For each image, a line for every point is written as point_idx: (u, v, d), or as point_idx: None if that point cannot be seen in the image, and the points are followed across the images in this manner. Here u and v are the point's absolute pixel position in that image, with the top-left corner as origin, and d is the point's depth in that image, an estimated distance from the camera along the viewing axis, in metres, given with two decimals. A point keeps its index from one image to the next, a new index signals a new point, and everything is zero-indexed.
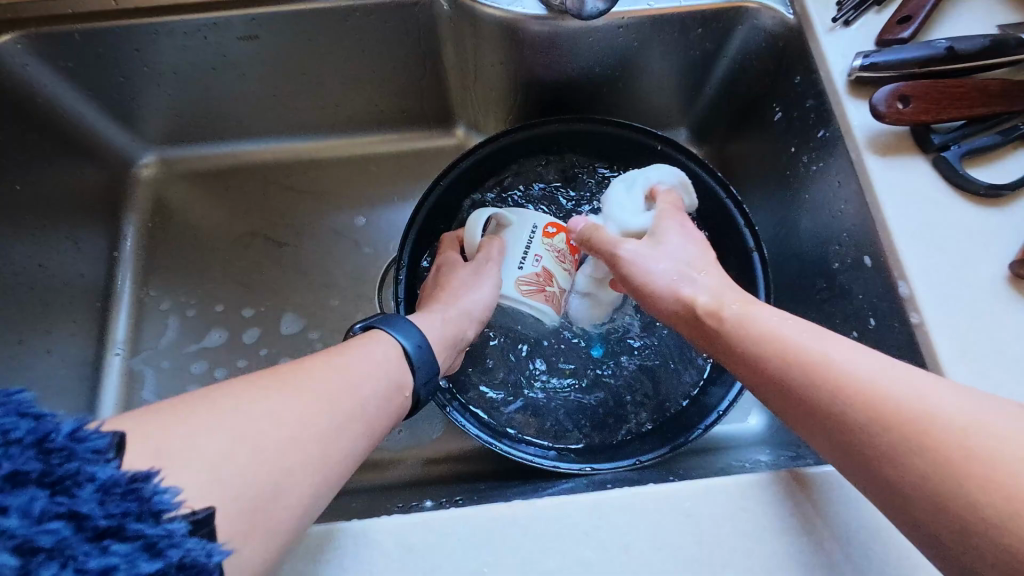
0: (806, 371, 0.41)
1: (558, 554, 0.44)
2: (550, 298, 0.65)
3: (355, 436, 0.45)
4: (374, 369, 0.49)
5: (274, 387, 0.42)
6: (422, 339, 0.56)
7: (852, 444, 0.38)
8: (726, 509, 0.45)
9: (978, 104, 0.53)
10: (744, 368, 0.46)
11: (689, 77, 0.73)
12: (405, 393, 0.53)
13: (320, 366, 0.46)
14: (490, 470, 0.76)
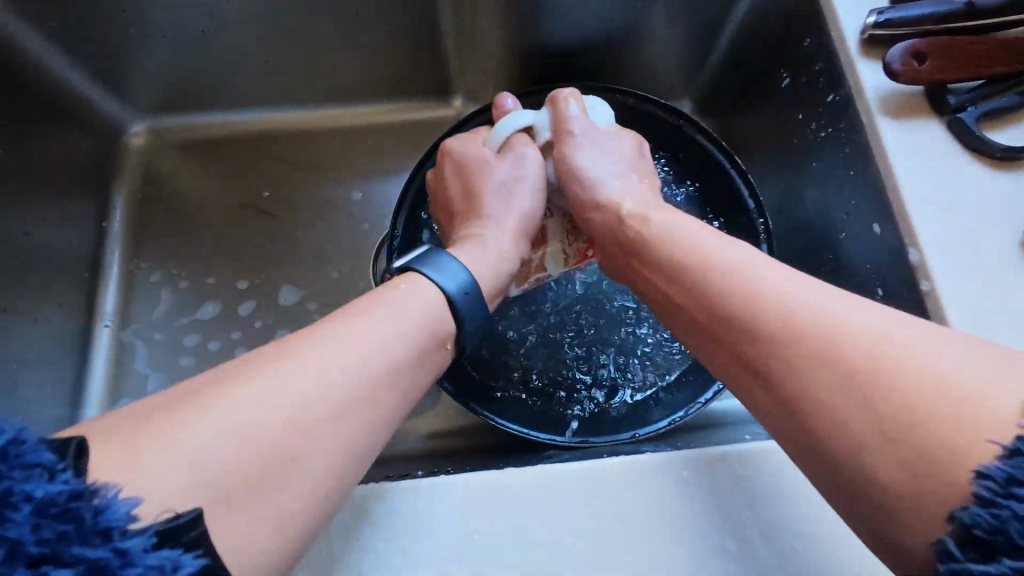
0: (789, 335, 0.36)
1: (552, 522, 0.40)
2: (524, 260, 0.61)
3: (390, 401, 0.40)
4: (390, 323, 0.42)
5: (266, 370, 0.36)
6: (471, 287, 0.48)
7: (808, 413, 0.34)
8: (720, 479, 0.41)
9: (995, 63, 0.49)
10: (709, 323, 0.41)
11: (695, 40, 0.68)
12: (447, 347, 0.46)
13: (333, 337, 0.39)
14: (486, 444, 0.64)
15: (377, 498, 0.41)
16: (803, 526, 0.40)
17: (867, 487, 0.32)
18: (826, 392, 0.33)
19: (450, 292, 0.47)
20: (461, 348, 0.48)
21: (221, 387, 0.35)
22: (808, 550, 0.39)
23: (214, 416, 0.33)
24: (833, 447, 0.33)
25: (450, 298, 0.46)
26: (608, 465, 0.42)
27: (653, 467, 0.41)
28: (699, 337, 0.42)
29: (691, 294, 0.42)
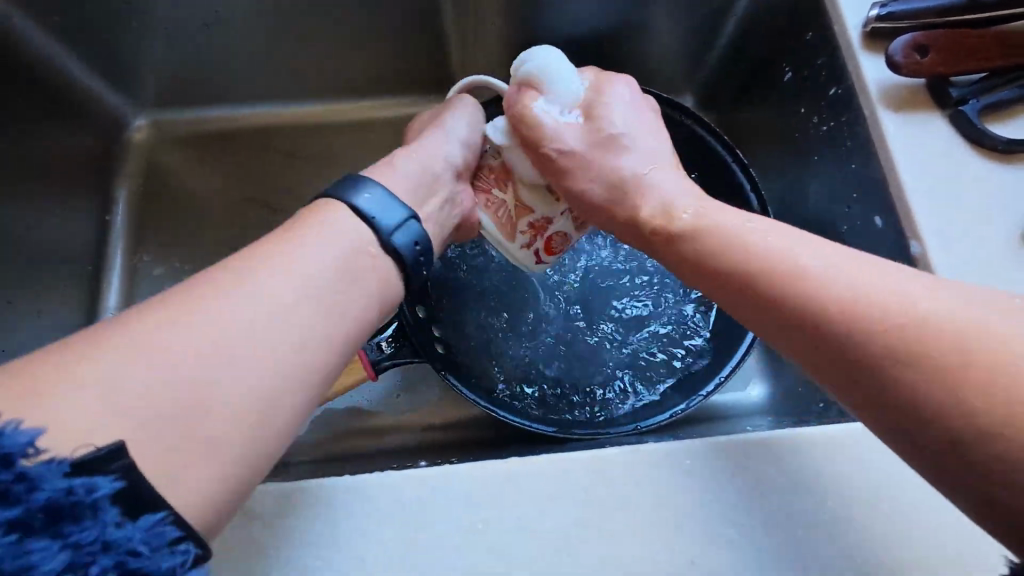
0: (845, 311, 0.32)
1: (557, 512, 0.40)
2: (500, 211, 0.50)
3: (316, 313, 0.37)
4: (290, 257, 0.37)
5: (157, 317, 0.33)
6: (373, 188, 0.43)
7: (888, 391, 0.31)
8: (721, 469, 0.41)
9: (996, 55, 0.49)
10: (747, 302, 0.37)
11: (697, 33, 0.68)
12: (372, 252, 0.41)
13: (231, 264, 0.36)
14: (487, 437, 0.65)
15: (380, 485, 0.41)
16: (804, 515, 0.40)
17: (987, 479, 0.29)
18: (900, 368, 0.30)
19: (352, 198, 0.42)
20: (393, 250, 0.42)
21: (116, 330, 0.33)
22: (807, 536, 0.39)
23: (111, 351, 0.31)
24: (924, 421, 0.30)
25: (353, 204, 0.42)
26: (610, 454, 0.42)
27: (655, 456, 0.42)
28: (737, 313, 0.38)
29: (718, 274, 0.38)
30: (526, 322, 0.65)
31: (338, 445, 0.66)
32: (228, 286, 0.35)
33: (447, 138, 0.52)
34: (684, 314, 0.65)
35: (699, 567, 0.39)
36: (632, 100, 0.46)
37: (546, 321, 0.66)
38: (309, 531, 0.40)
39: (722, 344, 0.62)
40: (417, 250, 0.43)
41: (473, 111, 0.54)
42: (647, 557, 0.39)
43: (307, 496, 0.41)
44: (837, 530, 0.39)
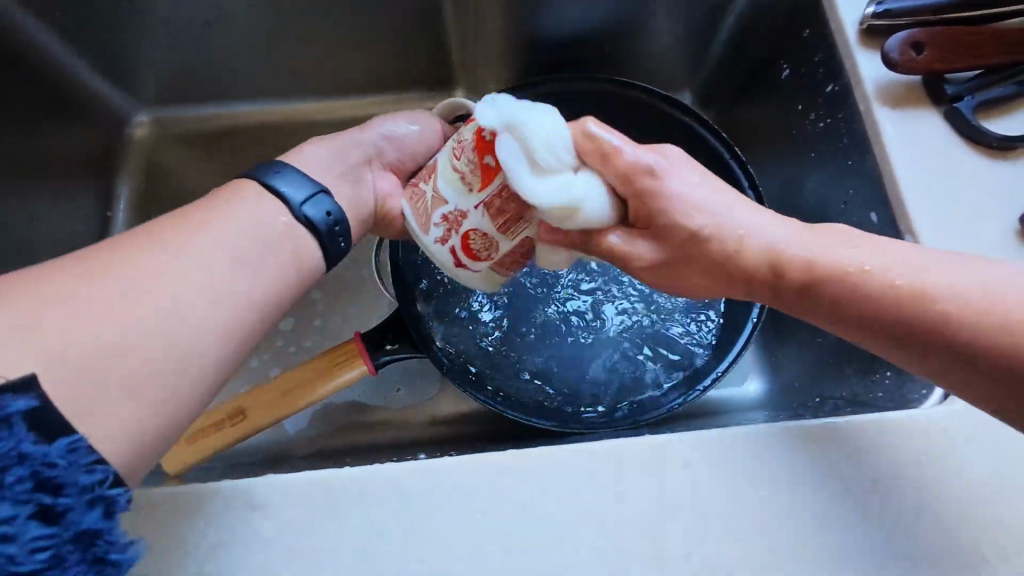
0: (936, 311, 0.36)
1: (553, 503, 0.40)
2: (417, 200, 0.48)
3: (226, 271, 0.40)
4: (205, 223, 0.42)
5: (77, 272, 0.36)
6: (285, 167, 0.47)
7: (991, 371, 0.35)
8: (723, 461, 0.41)
9: (992, 53, 0.49)
10: (833, 314, 0.40)
11: (695, 31, 0.68)
12: (285, 220, 0.45)
13: (151, 231, 0.40)
14: (486, 431, 0.65)
15: (375, 477, 0.41)
16: (807, 505, 0.40)
17: None
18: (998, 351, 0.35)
19: (265, 175, 0.46)
20: (305, 221, 0.46)
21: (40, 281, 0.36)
22: (808, 529, 0.39)
23: (35, 300, 0.35)
24: None
25: (266, 180, 0.46)
26: (609, 447, 0.41)
27: (656, 448, 0.41)
28: (819, 320, 0.41)
29: (806, 293, 0.40)
30: (528, 320, 0.66)
31: (337, 439, 0.66)
32: (148, 248, 0.39)
33: (373, 131, 0.57)
34: (686, 311, 0.65)
35: (698, 559, 0.38)
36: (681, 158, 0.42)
37: (550, 319, 0.66)
38: (304, 522, 0.40)
39: (721, 339, 0.63)
40: (331, 220, 0.47)
41: (416, 112, 0.59)
42: (645, 549, 0.39)
43: (302, 487, 0.40)
44: (839, 521, 0.39)
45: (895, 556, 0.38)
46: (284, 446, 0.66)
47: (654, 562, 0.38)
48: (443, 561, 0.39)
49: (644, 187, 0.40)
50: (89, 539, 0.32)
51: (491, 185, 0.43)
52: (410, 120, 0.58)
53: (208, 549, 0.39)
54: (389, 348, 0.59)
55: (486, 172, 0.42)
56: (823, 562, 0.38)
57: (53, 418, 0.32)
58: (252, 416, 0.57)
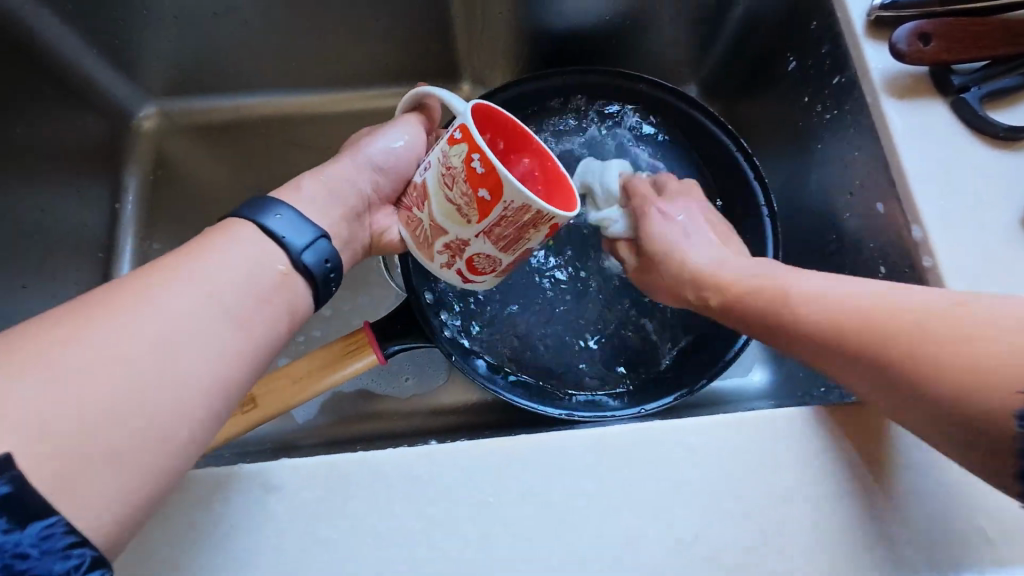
0: (796, 308, 0.43)
1: (564, 486, 0.41)
2: (420, 228, 0.49)
3: (218, 319, 0.38)
4: (203, 270, 0.40)
5: (73, 319, 0.35)
6: (283, 208, 0.45)
7: (848, 354, 0.39)
8: (732, 445, 0.41)
9: (999, 44, 0.49)
10: (744, 321, 0.48)
11: (701, 24, 0.69)
12: (283, 269, 0.43)
13: (145, 273, 0.39)
14: (495, 419, 0.66)
15: (389, 460, 0.41)
16: (813, 488, 0.40)
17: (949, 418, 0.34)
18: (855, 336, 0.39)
19: (261, 218, 0.44)
20: (304, 271, 0.44)
21: (41, 326, 0.35)
22: (815, 511, 0.40)
23: (37, 342, 0.34)
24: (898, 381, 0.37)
25: (262, 224, 0.44)
26: (619, 431, 0.42)
27: (666, 433, 0.42)
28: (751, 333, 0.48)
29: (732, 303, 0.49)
30: (533, 308, 0.66)
31: (345, 428, 0.67)
32: (149, 286, 0.38)
33: (365, 157, 0.54)
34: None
35: (707, 541, 0.39)
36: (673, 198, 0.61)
37: (555, 308, 0.66)
38: (319, 504, 0.40)
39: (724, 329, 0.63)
40: (328, 266, 0.46)
41: (409, 124, 0.55)
42: (656, 531, 0.39)
43: (316, 470, 0.41)
44: (844, 503, 0.40)
45: (900, 537, 0.39)
46: (294, 434, 0.66)
47: (664, 545, 0.39)
48: (455, 544, 0.39)
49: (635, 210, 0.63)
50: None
51: (490, 216, 0.43)
52: (404, 132, 0.55)
53: (225, 530, 0.40)
54: (398, 337, 0.59)
55: (482, 205, 0.42)
56: (830, 545, 0.39)
57: (73, 403, 0.33)
58: (262, 404, 0.58)
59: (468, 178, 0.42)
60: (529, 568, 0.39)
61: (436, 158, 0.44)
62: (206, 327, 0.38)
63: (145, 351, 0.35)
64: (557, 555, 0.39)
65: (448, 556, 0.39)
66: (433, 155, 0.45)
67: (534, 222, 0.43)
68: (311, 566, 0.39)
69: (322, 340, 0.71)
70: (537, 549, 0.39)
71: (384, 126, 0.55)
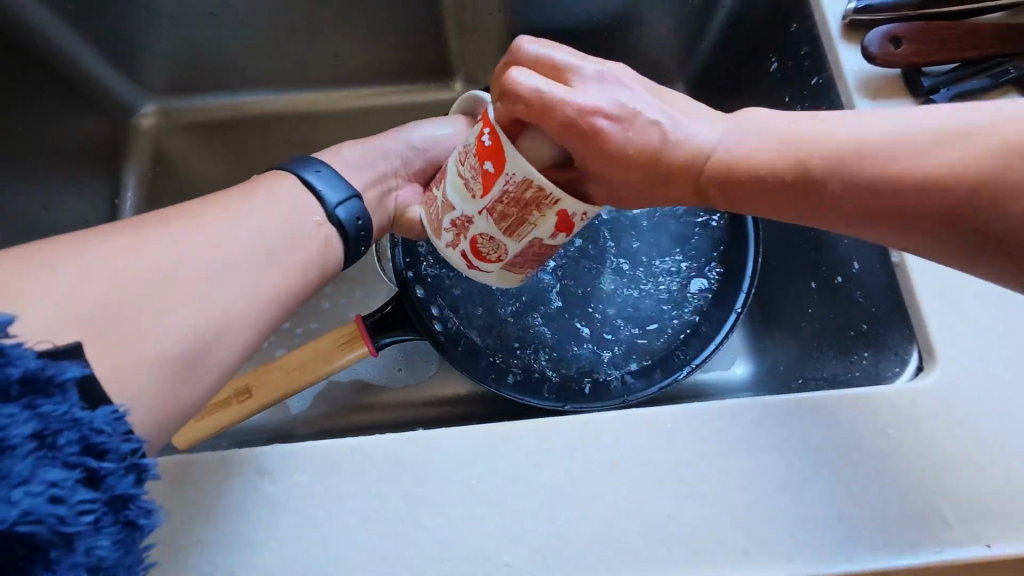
0: (856, 172, 0.37)
1: (545, 469, 0.42)
2: (433, 207, 0.51)
3: (257, 262, 0.44)
4: (246, 218, 0.45)
5: (124, 250, 0.39)
6: (322, 166, 0.51)
7: (933, 218, 0.36)
8: (704, 431, 0.43)
9: (968, 47, 0.51)
10: (794, 201, 0.40)
11: (687, 27, 0.70)
12: (318, 220, 0.49)
13: (202, 208, 0.44)
14: (483, 411, 0.68)
15: (379, 445, 0.43)
16: (780, 471, 0.42)
17: None
18: (969, 200, 0.34)
19: (301, 172, 0.50)
20: (337, 223, 0.50)
21: (87, 257, 0.38)
22: (784, 495, 0.42)
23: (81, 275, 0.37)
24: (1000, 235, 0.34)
25: (303, 177, 0.50)
26: (598, 418, 0.44)
27: (641, 419, 0.44)
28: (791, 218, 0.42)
29: (805, 190, 0.39)
30: (525, 304, 0.68)
31: (341, 419, 0.68)
32: (195, 228, 0.42)
33: (401, 139, 0.60)
34: (680, 291, 0.67)
35: (680, 521, 0.41)
36: (600, 87, 0.42)
37: (541, 302, 0.68)
38: (310, 486, 0.42)
39: (699, 321, 0.65)
40: (357, 221, 0.51)
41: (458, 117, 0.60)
42: (634, 514, 0.41)
43: (306, 454, 0.43)
44: (809, 485, 0.42)
45: (869, 520, 0.41)
46: (292, 425, 0.68)
47: (639, 526, 0.41)
48: (441, 523, 0.41)
49: (584, 127, 0.41)
50: (123, 504, 0.31)
51: (491, 191, 0.44)
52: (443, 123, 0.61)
53: (222, 509, 0.41)
54: (390, 330, 0.61)
55: (486, 179, 0.43)
56: (800, 528, 0.41)
57: None
58: (258, 394, 0.60)
59: (478, 150, 0.43)
60: (510, 547, 0.41)
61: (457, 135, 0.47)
62: (241, 258, 0.43)
63: (185, 281, 0.40)
64: (540, 536, 0.41)
65: (434, 536, 0.41)
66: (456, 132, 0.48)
67: (536, 202, 0.42)
68: (302, 544, 0.41)
69: (318, 333, 0.73)
70: (519, 527, 0.41)
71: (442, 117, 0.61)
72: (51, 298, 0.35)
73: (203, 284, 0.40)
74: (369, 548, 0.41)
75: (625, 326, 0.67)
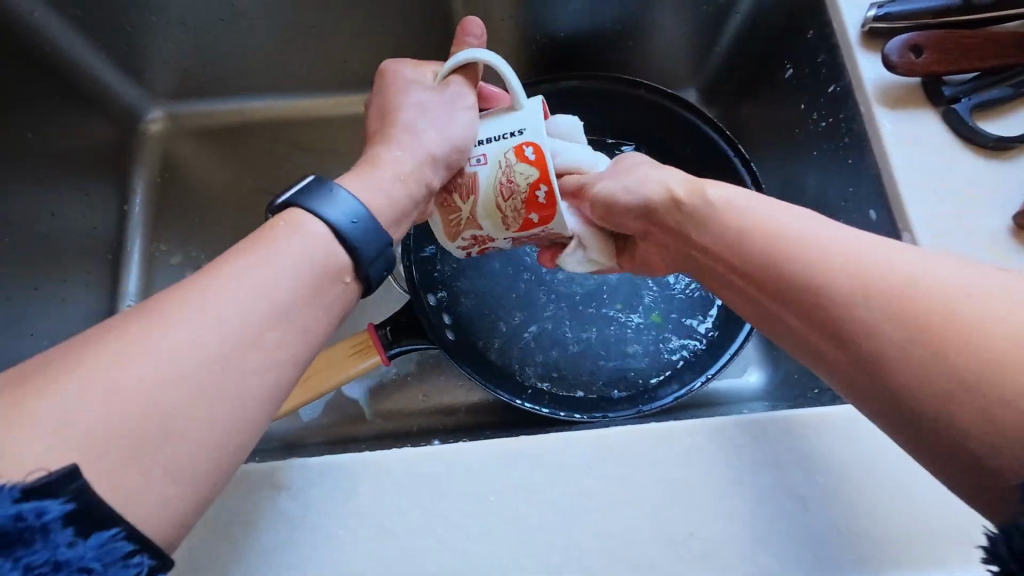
0: (804, 246, 0.36)
1: (564, 484, 0.42)
2: (447, 214, 0.52)
3: (270, 337, 0.36)
4: (258, 287, 0.36)
5: (114, 346, 0.32)
6: (356, 211, 0.42)
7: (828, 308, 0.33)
8: (723, 447, 0.43)
9: (990, 55, 0.51)
10: (725, 252, 0.41)
11: (701, 33, 0.70)
12: (347, 280, 0.41)
13: (206, 272, 0.36)
14: (494, 419, 0.67)
15: (396, 459, 0.43)
16: (799, 488, 0.42)
17: (941, 399, 0.29)
18: (876, 309, 0.31)
19: (329, 219, 0.41)
20: (367, 281, 0.43)
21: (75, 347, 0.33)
22: (803, 512, 0.41)
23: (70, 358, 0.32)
24: (887, 353, 0.31)
25: (333, 228, 0.41)
26: (617, 432, 0.43)
27: (660, 434, 0.43)
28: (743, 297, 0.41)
29: (738, 244, 0.40)
30: (534, 312, 0.67)
31: (354, 425, 0.68)
32: (196, 303, 0.35)
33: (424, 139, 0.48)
34: (689, 300, 0.67)
35: (701, 536, 0.41)
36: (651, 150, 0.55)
37: (552, 310, 0.68)
38: (329, 501, 0.42)
39: (711, 328, 0.65)
40: (383, 273, 0.44)
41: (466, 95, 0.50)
42: (654, 530, 0.41)
43: (322, 468, 0.43)
44: (828, 502, 0.41)
45: (890, 540, 0.40)
46: (305, 432, 0.68)
47: (660, 542, 0.40)
48: (460, 537, 0.41)
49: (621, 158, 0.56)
50: None
51: (527, 231, 0.52)
52: (465, 111, 0.50)
53: (239, 523, 0.41)
54: (401, 339, 0.60)
55: (526, 224, 0.51)
56: (820, 548, 0.40)
57: None
58: None
59: (528, 199, 0.49)
60: (530, 565, 0.40)
61: (500, 159, 0.48)
62: (257, 336, 0.36)
63: (188, 374, 0.33)
64: (560, 552, 0.40)
65: (453, 550, 0.41)
66: (496, 156, 0.49)
67: (550, 238, 0.54)
68: (321, 558, 0.40)
69: (329, 339, 0.73)
70: (539, 542, 0.41)
71: (444, 100, 0.50)
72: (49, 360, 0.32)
73: (205, 372, 0.33)
74: (387, 563, 0.40)
75: (636, 335, 0.67)
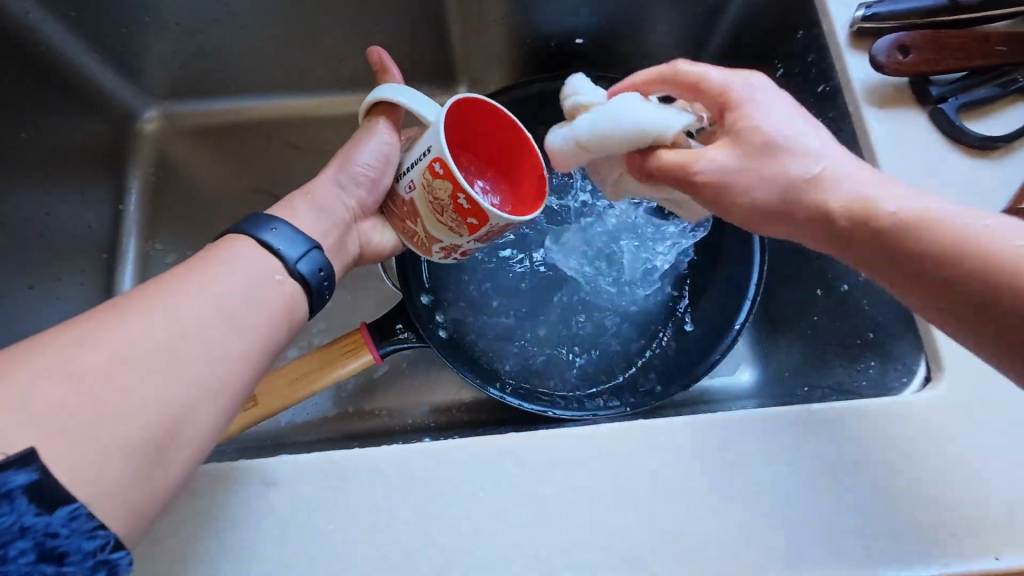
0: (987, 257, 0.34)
1: (550, 481, 0.42)
2: (413, 238, 0.53)
3: (222, 326, 0.39)
4: (196, 290, 0.39)
5: (90, 336, 0.35)
6: (278, 222, 0.46)
7: None
8: (709, 444, 0.43)
9: (977, 55, 0.51)
10: (880, 250, 0.37)
11: (692, 33, 0.70)
12: (279, 278, 0.44)
13: (153, 284, 0.39)
14: (486, 417, 0.68)
15: (385, 456, 0.43)
16: (787, 484, 0.42)
17: None
18: None
19: (255, 232, 0.45)
20: (300, 278, 0.45)
21: (54, 341, 0.34)
22: (789, 508, 0.41)
23: (49, 356, 0.34)
24: None
25: (259, 238, 0.44)
26: (605, 430, 0.44)
27: (645, 429, 0.44)
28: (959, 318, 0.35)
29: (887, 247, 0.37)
30: (529, 308, 0.68)
31: (347, 423, 0.69)
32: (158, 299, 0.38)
33: (338, 174, 0.54)
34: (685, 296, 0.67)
35: (688, 533, 0.41)
36: (774, 93, 0.42)
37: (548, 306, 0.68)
38: (317, 498, 0.42)
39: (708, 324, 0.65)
40: (321, 272, 0.46)
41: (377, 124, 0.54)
42: (640, 527, 0.41)
43: (310, 465, 0.43)
44: (817, 497, 0.42)
45: (878, 535, 0.41)
46: (297, 430, 0.68)
47: (646, 538, 0.41)
48: (448, 532, 0.41)
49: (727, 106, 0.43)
50: None
51: (478, 234, 0.47)
52: (376, 139, 0.53)
53: (224, 521, 0.41)
54: (392, 337, 0.61)
55: (471, 229, 0.46)
56: (808, 543, 0.41)
57: None
58: (263, 403, 0.59)
59: (451, 207, 0.45)
60: (515, 559, 0.41)
61: (417, 176, 0.47)
62: None
63: (148, 363, 0.36)
64: (546, 548, 0.41)
65: (440, 546, 0.41)
66: (416, 178, 0.47)
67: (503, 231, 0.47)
68: (311, 553, 0.41)
69: (321, 337, 0.73)
70: (524, 538, 0.41)
71: (358, 136, 0.54)
72: (27, 358, 0.34)
73: (172, 363, 0.36)
74: (379, 558, 0.41)
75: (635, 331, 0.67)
